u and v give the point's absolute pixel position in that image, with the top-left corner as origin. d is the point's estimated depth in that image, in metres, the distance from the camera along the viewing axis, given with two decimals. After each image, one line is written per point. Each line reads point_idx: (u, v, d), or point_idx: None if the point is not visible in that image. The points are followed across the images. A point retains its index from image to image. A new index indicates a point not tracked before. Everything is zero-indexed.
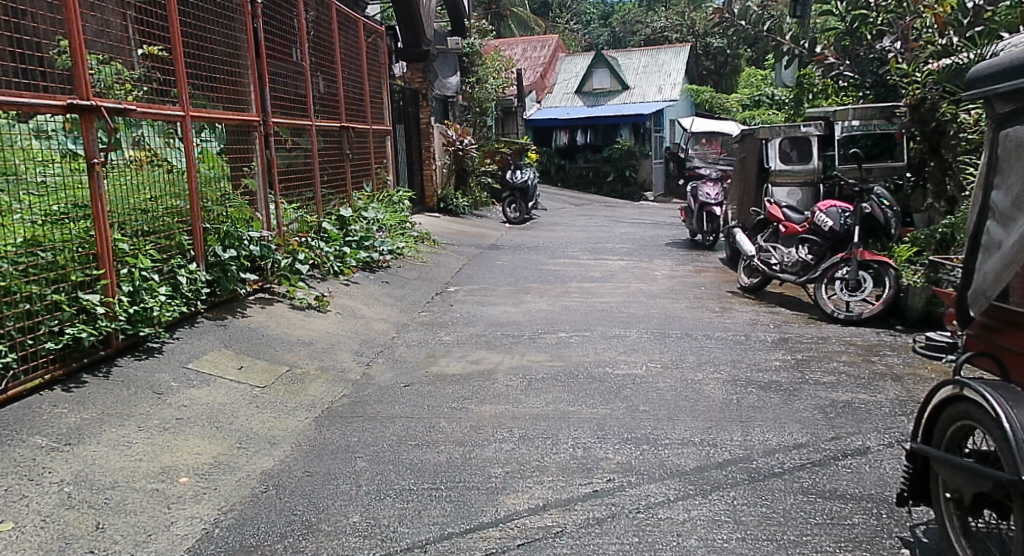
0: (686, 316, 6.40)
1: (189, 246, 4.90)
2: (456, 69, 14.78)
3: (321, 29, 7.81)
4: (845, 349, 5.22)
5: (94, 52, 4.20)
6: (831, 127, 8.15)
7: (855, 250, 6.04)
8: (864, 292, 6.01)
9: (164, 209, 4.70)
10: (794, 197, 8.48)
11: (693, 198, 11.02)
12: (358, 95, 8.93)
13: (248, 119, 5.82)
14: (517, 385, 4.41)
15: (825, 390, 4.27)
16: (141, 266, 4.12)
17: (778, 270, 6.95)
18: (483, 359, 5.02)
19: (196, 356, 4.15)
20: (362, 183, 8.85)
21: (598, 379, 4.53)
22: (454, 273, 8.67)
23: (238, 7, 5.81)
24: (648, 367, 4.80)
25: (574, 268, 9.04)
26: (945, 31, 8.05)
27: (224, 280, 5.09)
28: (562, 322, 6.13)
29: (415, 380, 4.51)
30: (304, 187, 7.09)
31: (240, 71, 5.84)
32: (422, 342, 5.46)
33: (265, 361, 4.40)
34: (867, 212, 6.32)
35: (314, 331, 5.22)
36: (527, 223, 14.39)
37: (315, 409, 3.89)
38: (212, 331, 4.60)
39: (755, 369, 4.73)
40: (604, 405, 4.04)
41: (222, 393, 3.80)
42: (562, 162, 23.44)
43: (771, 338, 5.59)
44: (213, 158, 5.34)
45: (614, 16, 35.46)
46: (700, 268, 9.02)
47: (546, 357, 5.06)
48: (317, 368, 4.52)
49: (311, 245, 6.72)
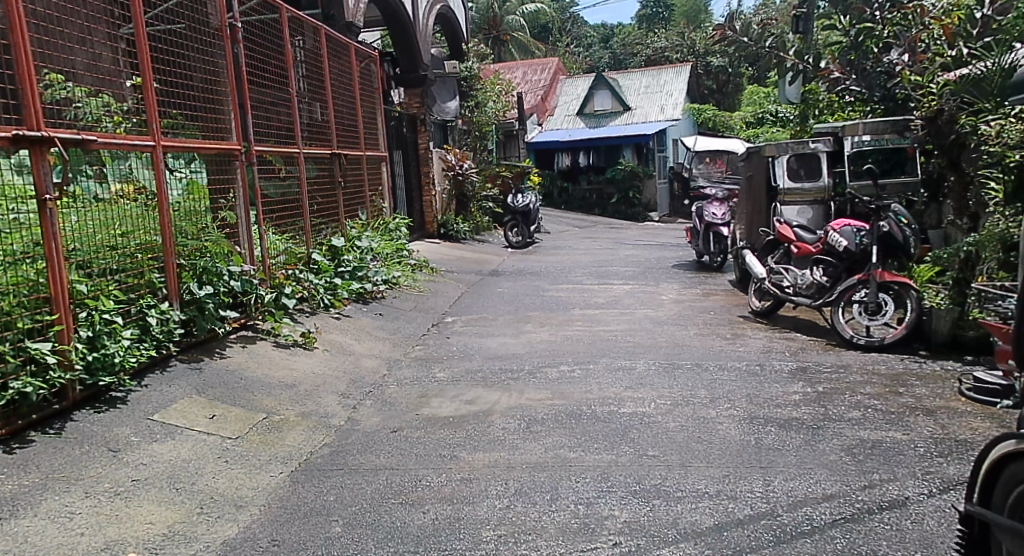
0: (696, 344, 6.04)
1: (160, 285, 4.56)
2: (455, 93, 14.63)
3: (310, 55, 7.57)
4: (868, 379, 4.84)
5: (57, 75, 3.92)
6: (840, 143, 8.00)
7: (873, 271, 5.71)
8: (885, 316, 5.66)
9: (135, 245, 4.39)
10: (804, 216, 8.24)
11: (699, 218, 10.70)
12: (351, 121, 8.68)
13: (229, 148, 5.55)
14: (514, 428, 4.06)
15: (852, 428, 3.90)
16: (103, 309, 3.82)
17: (790, 293, 6.62)
18: (479, 398, 4.67)
19: (164, 406, 3.82)
20: (355, 211, 8.53)
21: (602, 419, 4.18)
22: (452, 302, 8.35)
23: (217, 32, 5.56)
24: (657, 405, 4.43)
25: (577, 294, 8.69)
26: (953, 42, 7.89)
27: (200, 319, 4.75)
28: (564, 354, 5.78)
29: (404, 425, 4.16)
30: (293, 218, 6.80)
31: (221, 99, 5.56)
32: (414, 380, 5.12)
33: (241, 408, 4.06)
34: (883, 231, 5.90)
35: (297, 371, 4.88)
36: (529, 247, 14.06)
37: (290, 462, 3.54)
38: (184, 377, 4.26)
39: (772, 404, 4.35)
40: (609, 450, 3.68)
41: (189, 447, 3.47)
42: (563, 185, 23.11)
43: (788, 368, 5.22)
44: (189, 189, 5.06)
45: (615, 40, 35.77)
46: (709, 292, 8.66)
47: (546, 395, 4.69)
48: (298, 415, 4.17)
49: (299, 277, 6.43)
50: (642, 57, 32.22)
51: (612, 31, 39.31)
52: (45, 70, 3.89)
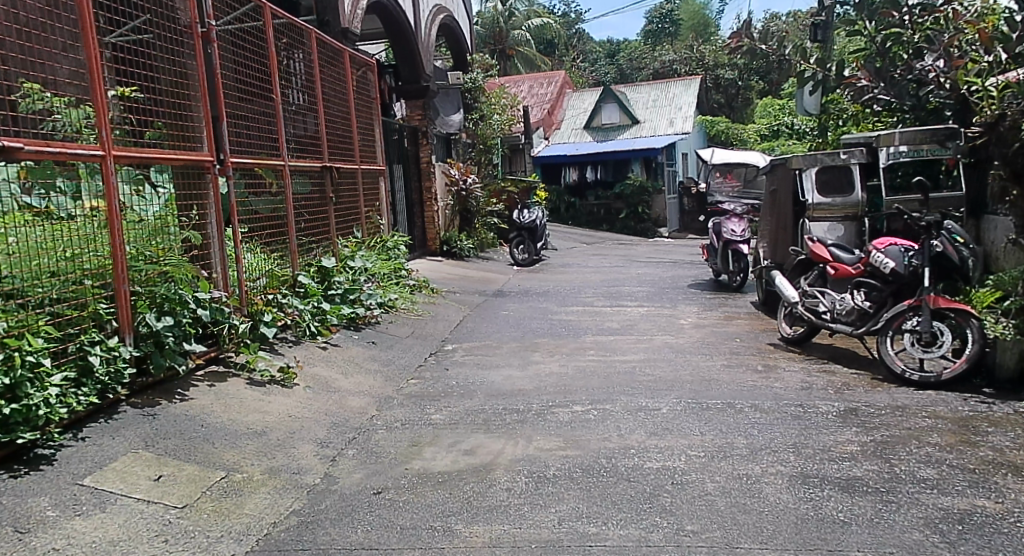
0: (724, 378, 5.37)
1: (109, 317, 3.89)
2: (457, 106, 14.03)
3: (296, 58, 6.92)
4: (933, 425, 4.17)
5: (28, 80, 3.63)
6: (874, 154, 7.49)
7: (926, 296, 5.06)
8: (942, 348, 4.97)
9: (80, 271, 3.73)
10: (836, 233, 7.57)
11: (717, 235, 10.08)
12: (346, 133, 8.07)
13: (199, 159, 4.91)
14: (521, 490, 3.40)
15: (929, 493, 3.23)
16: (27, 349, 3.21)
17: (828, 319, 5.96)
18: (480, 448, 4.00)
19: (99, 466, 3.17)
20: (350, 229, 7.92)
21: (625, 477, 3.52)
22: (453, 327, 7.70)
23: (186, 30, 4.97)
24: (688, 458, 3.75)
25: (589, 318, 8.03)
26: (992, 47, 7.26)
27: (157, 356, 4.10)
28: (578, 390, 5.12)
29: (390, 485, 3.50)
30: (277, 237, 6.16)
31: (190, 104, 4.94)
32: (407, 423, 4.47)
33: (196, 465, 3.41)
34: (936, 251, 5.24)
35: (271, 415, 4.23)
36: (535, 264, 13.38)
37: (245, 540, 2.88)
38: (132, 426, 3.62)
39: (826, 459, 3.67)
40: (637, 522, 3.02)
41: (119, 522, 2.82)
42: (570, 200, 22.47)
43: (835, 410, 4.54)
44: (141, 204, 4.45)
45: (621, 56, 35.51)
46: (731, 315, 7.99)
47: (558, 444, 4.03)
48: (265, 473, 3.51)
49: (282, 303, 5.79)
50: (648, 71, 31.72)
51: (617, 46, 38.90)
52: (20, 78, 3.63)
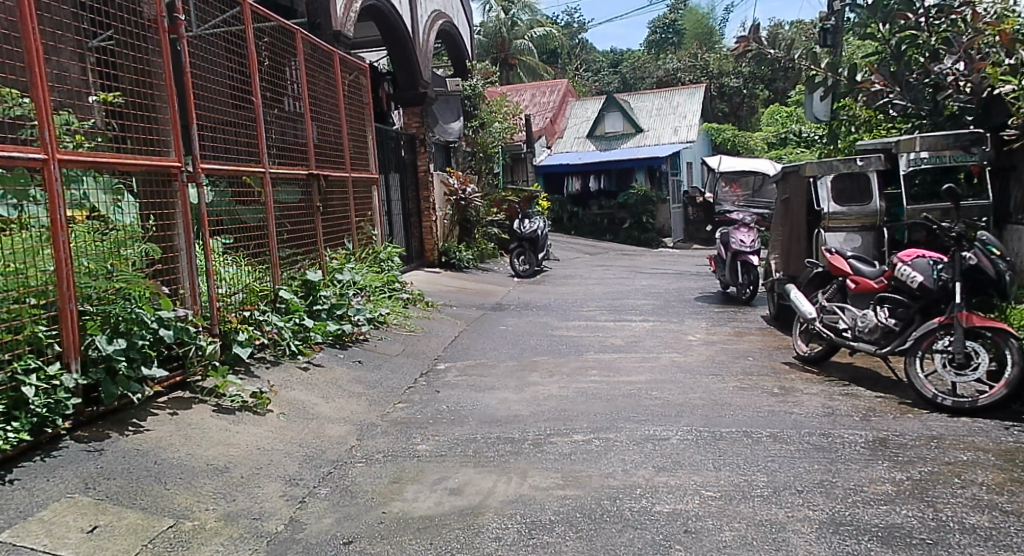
0: (738, 402, 4.93)
1: (50, 342, 3.47)
2: (456, 114, 13.51)
3: (280, 60, 6.48)
4: (974, 459, 3.73)
5: None
6: (893, 160, 7.06)
7: (959, 314, 4.62)
8: (978, 370, 4.54)
9: (13, 289, 3.31)
10: (853, 243, 7.12)
11: (724, 246, 9.67)
12: (335, 139, 7.63)
13: (165, 165, 4.46)
14: (512, 539, 2.97)
15: (983, 548, 2.78)
16: None
17: (850, 337, 5.52)
18: (468, 486, 3.56)
19: (23, 516, 2.79)
20: (339, 240, 7.51)
21: (632, 524, 3.08)
22: (448, 343, 7.28)
23: (151, 24, 4.47)
24: (702, 501, 3.31)
25: (591, 334, 7.59)
26: (1014, 49, 6.78)
27: (108, 383, 3.68)
28: (579, 416, 4.69)
29: (362, 533, 3.07)
30: (257, 249, 5.73)
31: (155, 105, 4.49)
32: (389, 455, 4.05)
33: (140, 511, 3.00)
34: (970, 264, 4.77)
35: (236, 448, 3.80)
36: (535, 276, 12.97)
37: None
38: (75, 466, 3.21)
39: (859, 502, 3.23)
40: None
41: None
42: (573, 210, 22.11)
43: (864, 440, 4.10)
44: (86, 218, 3.98)
45: (625, 65, 35.22)
46: (742, 331, 7.55)
47: (556, 481, 3.60)
48: (220, 519, 3.09)
49: (259, 320, 5.37)
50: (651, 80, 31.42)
51: (619, 55, 38.66)
52: None
